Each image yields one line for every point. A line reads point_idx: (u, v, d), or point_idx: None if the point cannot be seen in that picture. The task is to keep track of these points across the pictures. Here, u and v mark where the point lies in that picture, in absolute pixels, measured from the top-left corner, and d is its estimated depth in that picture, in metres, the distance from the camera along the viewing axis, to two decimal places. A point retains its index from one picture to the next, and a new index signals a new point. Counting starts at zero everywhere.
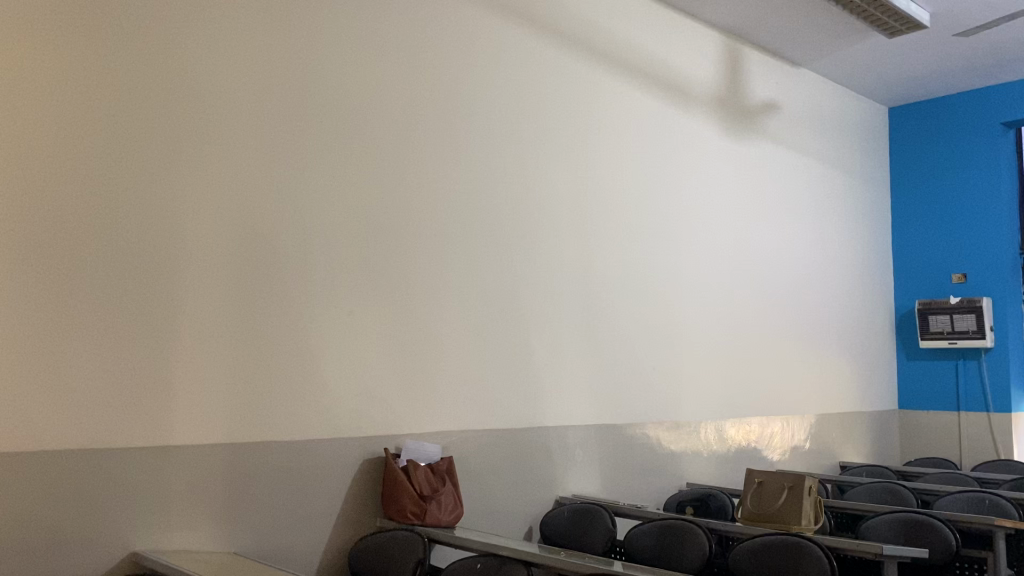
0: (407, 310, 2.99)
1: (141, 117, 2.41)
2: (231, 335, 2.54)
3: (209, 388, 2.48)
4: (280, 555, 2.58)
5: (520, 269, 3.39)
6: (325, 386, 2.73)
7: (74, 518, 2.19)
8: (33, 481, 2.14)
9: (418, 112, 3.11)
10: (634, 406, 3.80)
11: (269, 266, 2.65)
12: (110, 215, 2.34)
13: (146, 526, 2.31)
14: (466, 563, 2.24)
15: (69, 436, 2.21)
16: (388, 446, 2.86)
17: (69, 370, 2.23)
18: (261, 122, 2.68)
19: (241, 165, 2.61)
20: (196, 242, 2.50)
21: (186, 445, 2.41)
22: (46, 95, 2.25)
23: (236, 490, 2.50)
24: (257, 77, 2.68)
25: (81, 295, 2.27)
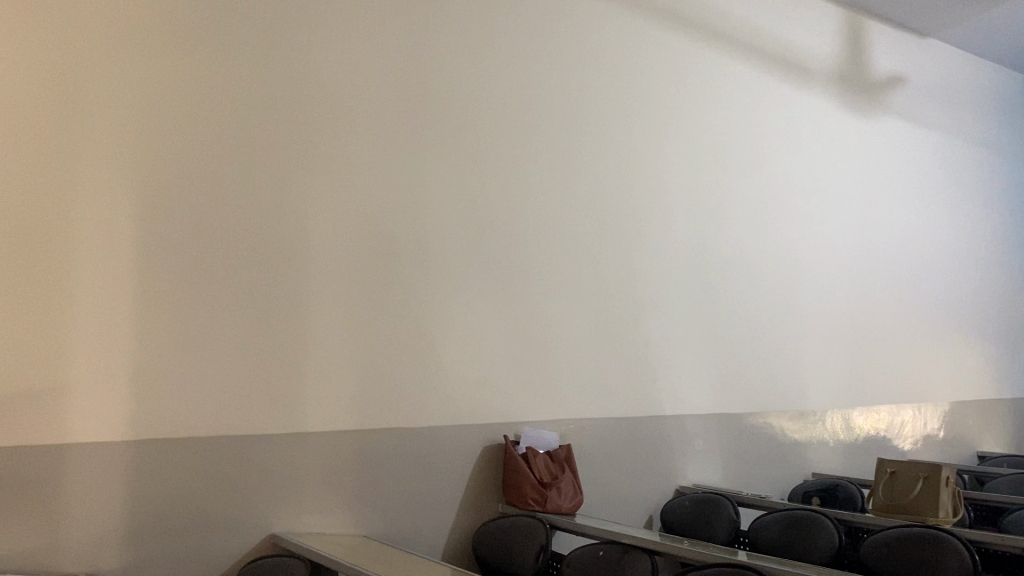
0: (524, 300, 3.01)
1: (267, 121, 2.53)
2: (355, 326, 2.63)
3: (337, 378, 2.57)
4: (408, 539, 2.65)
5: (634, 256, 3.36)
6: (447, 376, 2.80)
7: (216, 500, 2.32)
8: (179, 465, 2.28)
9: (530, 102, 3.13)
10: (755, 394, 3.72)
11: (390, 258, 2.72)
12: (243, 215, 2.46)
13: (282, 509, 2.43)
14: (587, 551, 2.24)
15: (210, 423, 2.34)
16: (508, 433, 2.90)
17: (209, 361, 2.36)
18: (379, 118, 2.75)
19: (362, 162, 2.70)
20: (321, 236, 2.59)
21: (316, 433, 2.51)
22: (181, 102, 2.39)
23: (364, 476, 2.58)
24: (375, 75, 2.76)
25: (218, 291, 2.40)
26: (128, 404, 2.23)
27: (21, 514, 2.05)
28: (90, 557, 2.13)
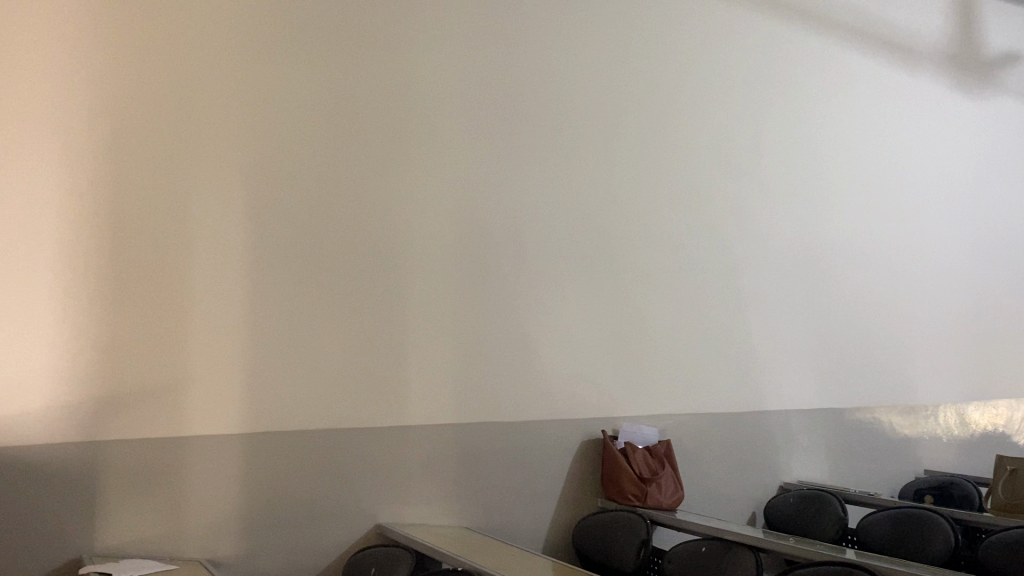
0: (621, 294, 3.00)
1: (366, 123, 2.60)
2: (454, 321, 2.67)
3: (437, 373, 2.62)
4: (509, 531, 2.68)
5: (733, 249, 3.30)
6: (545, 371, 2.81)
7: (325, 491, 2.41)
8: (290, 458, 2.37)
9: (625, 96, 3.11)
10: (862, 388, 3.60)
11: (487, 253, 2.75)
12: (345, 216, 2.53)
13: (387, 500, 2.49)
14: (689, 547, 2.22)
15: (318, 417, 2.42)
16: (606, 428, 2.90)
17: (316, 357, 2.44)
18: (474, 117, 2.79)
19: (459, 161, 2.74)
20: (421, 234, 2.65)
21: (419, 427, 2.57)
22: (285, 108, 2.48)
23: (466, 469, 2.63)
24: (471, 75, 2.79)
25: (323, 289, 2.48)
26: (242, 399, 2.33)
27: (145, 503, 2.18)
28: (210, 544, 2.24)
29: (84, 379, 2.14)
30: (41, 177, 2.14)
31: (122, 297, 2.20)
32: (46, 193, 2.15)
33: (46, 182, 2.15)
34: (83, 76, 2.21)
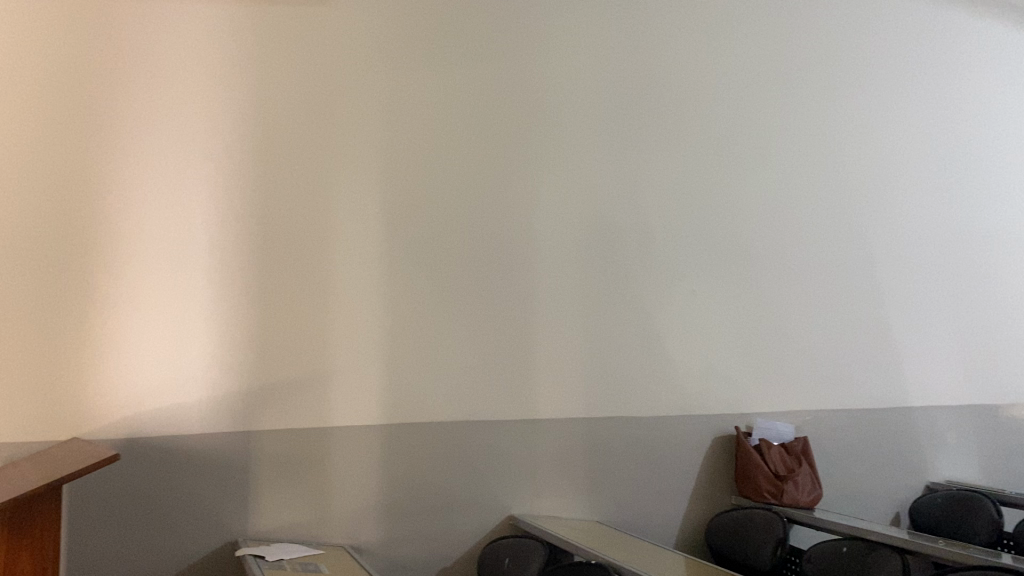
0: (750, 286, 2.93)
1: (494, 122, 2.64)
2: (582, 316, 2.68)
3: (566, 367, 2.64)
4: (641, 526, 2.67)
5: (871, 239, 3.16)
6: (674, 365, 2.79)
7: (459, 482, 2.46)
8: (425, 449, 2.44)
9: (754, 84, 3.03)
10: (1016, 384, 3.37)
11: (614, 248, 2.75)
12: (474, 214, 2.59)
13: (519, 493, 2.53)
14: (830, 546, 2.14)
15: (451, 410, 2.49)
16: (739, 425, 2.84)
17: (448, 351, 2.51)
18: (599, 113, 2.79)
19: (585, 157, 2.75)
20: (548, 230, 2.67)
21: (548, 420, 2.59)
22: (415, 110, 2.55)
23: (596, 463, 2.63)
24: (596, 71, 2.80)
25: (454, 285, 2.54)
26: (380, 392, 2.42)
27: (293, 490, 2.29)
28: (352, 530, 2.34)
29: (236, 373, 2.28)
30: (194, 185, 2.30)
31: (268, 296, 2.33)
32: (200, 200, 2.30)
33: (199, 190, 2.30)
34: (228, 89, 2.36)
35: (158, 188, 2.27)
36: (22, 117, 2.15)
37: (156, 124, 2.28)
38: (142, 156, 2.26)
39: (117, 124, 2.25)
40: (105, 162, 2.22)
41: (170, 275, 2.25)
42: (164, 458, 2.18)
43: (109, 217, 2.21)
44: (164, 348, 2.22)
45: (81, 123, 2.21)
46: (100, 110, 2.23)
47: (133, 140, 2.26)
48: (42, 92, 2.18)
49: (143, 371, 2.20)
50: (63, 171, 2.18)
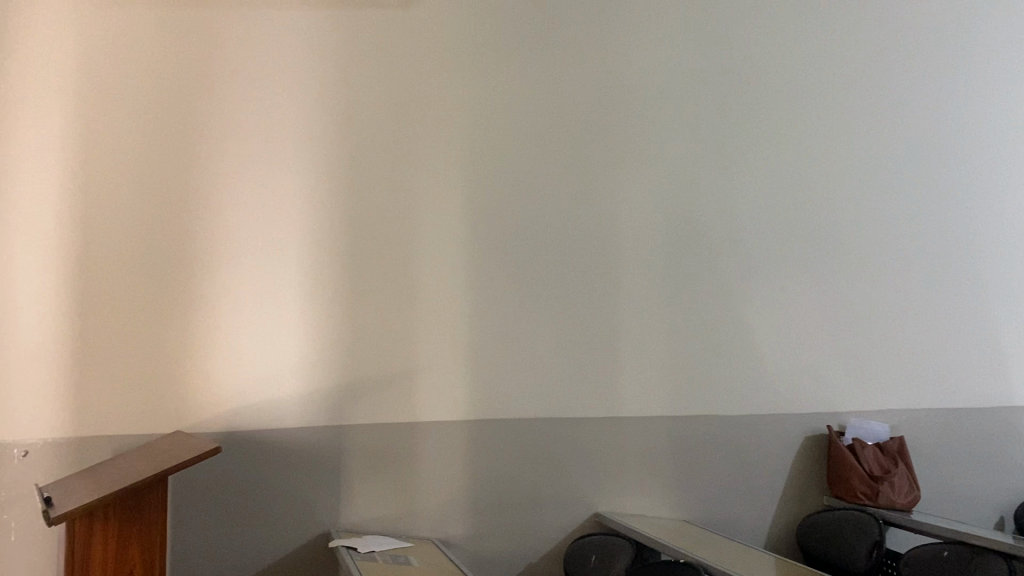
0: (842, 281, 2.85)
1: (577, 119, 2.64)
2: (667, 312, 2.65)
3: (651, 364, 2.62)
4: (730, 526, 2.63)
5: (972, 231, 3.03)
6: (763, 363, 2.73)
7: (545, 479, 2.47)
8: (511, 446, 2.46)
9: (845, 74, 2.94)
10: None
11: (699, 244, 2.71)
12: (559, 212, 2.59)
13: (605, 491, 2.52)
14: (931, 550, 2.06)
15: (535, 407, 2.50)
16: (831, 424, 2.77)
17: (532, 349, 2.52)
18: (683, 107, 2.75)
19: (669, 152, 2.72)
20: (632, 226, 2.65)
21: (634, 418, 2.57)
22: (498, 109, 2.57)
23: (682, 462, 2.60)
24: (680, 65, 2.76)
25: (538, 283, 2.54)
26: (465, 389, 2.45)
27: (382, 484, 2.34)
28: (440, 524, 2.37)
29: (327, 369, 2.34)
30: (285, 186, 2.37)
31: (357, 294, 2.38)
32: (292, 201, 2.37)
33: (290, 191, 2.37)
34: (317, 93, 2.42)
35: (251, 190, 2.34)
36: (125, 125, 2.27)
37: (250, 128, 2.36)
38: (237, 159, 2.34)
39: (213, 130, 2.33)
40: (202, 166, 2.31)
41: (264, 274, 2.32)
42: (260, 452, 2.26)
43: (207, 219, 2.30)
44: (258, 345, 2.30)
45: (179, 129, 2.31)
46: (196, 115, 2.32)
47: (228, 144, 2.34)
48: (142, 101, 2.29)
49: (239, 367, 2.28)
50: (163, 176, 2.28)
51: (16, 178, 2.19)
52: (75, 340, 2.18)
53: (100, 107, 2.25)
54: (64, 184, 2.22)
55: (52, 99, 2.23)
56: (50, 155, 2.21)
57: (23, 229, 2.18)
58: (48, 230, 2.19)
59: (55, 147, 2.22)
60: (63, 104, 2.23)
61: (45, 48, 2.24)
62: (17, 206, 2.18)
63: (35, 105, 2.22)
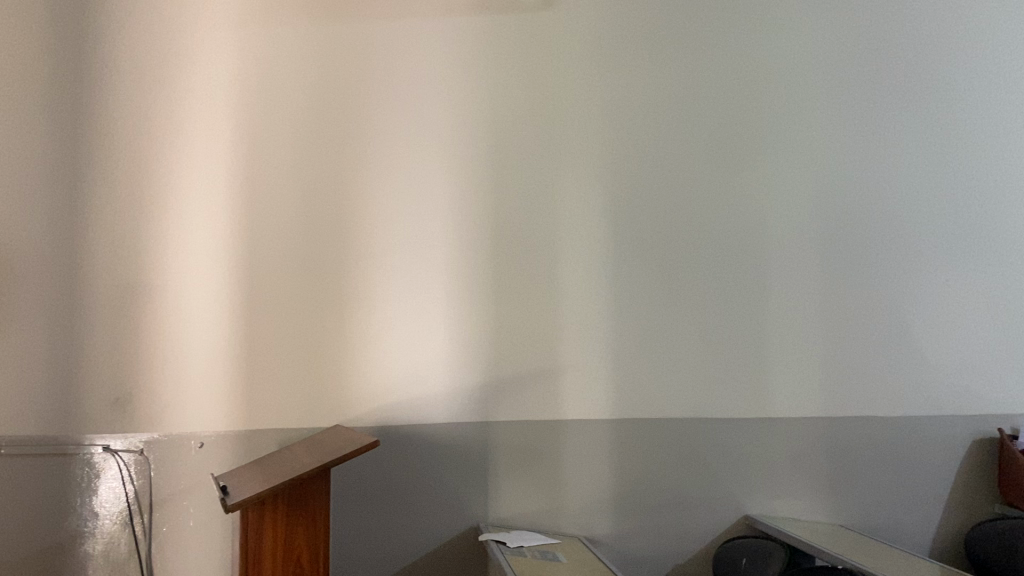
0: (1012, 274, 2.66)
1: (721, 112, 2.58)
2: (819, 309, 2.56)
3: (803, 364, 2.53)
4: (891, 532, 2.50)
5: None
6: (924, 362, 2.59)
7: (692, 479, 2.43)
8: (657, 445, 2.43)
9: (1015, 52, 2.74)
10: None
11: (852, 237, 2.60)
12: (704, 206, 2.54)
13: (756, 493, 2.46)
14: None
15: (682, 407, 2.46)
16: (1003, 427, 2.59)
17: (677, 347, 2.48)
18: (834, 95, 2.64)
19: (819, 142, 2.62)
20: (780, 220, 2.57)
21: (784, 419, 2.50)
22: (640, 106, 2.55)
23: (837, 465, 2.50)
24: (830, 52, 2.65)
25: (682, 281, 2.51)
26: (610, 387, 2.44)
27: (529, 481, 2.37)
28: (586, 522, 2.38)
29: (473, 367, 2.39)
30: (431, 189, 2.44)
31: (501, 293, 2.42)
32: (438, 204, 2.43)
33: (435, 193, 2.44)
34: (461, 98, 2.47)
35: (399, 193, 2.42)
36: (284, 136, 2.40)
37: (398, 135, 2.44)
38: (387, 165, 2.43)
39: (364, 137, 2.43)
40: (354, 172, 2.41)
41: (412, 275, 2.40)
42: (411, 446, 2.33)
43: (360, 223, 2.40)
44: (409, 344, 2.38)
45: (333, 138, 2.42)
46: (346, 123, 2.43)
47: (379, 150, 2.43)
48: (298, 111, 2.41)
49: (391, 364, 2.36)
50: (318, 183, 2.40)
51: (189, 188, 2.36)
52: (241, 339, 2.32)
53: (262, 119, 2.40)
54: (231, 192, 2.37)
55: (218, 114, 2.39)
56: (218, 165, 2.37)
57: (196, 236, 2.34)
58: (217, 235, 2.35)
59: (221, 158, 2.38)
60: (230, 119, 2.39)
61: (212, 66, 2.40)
62: (189, 215, 2.35)
63: (204, 119, 2.38)
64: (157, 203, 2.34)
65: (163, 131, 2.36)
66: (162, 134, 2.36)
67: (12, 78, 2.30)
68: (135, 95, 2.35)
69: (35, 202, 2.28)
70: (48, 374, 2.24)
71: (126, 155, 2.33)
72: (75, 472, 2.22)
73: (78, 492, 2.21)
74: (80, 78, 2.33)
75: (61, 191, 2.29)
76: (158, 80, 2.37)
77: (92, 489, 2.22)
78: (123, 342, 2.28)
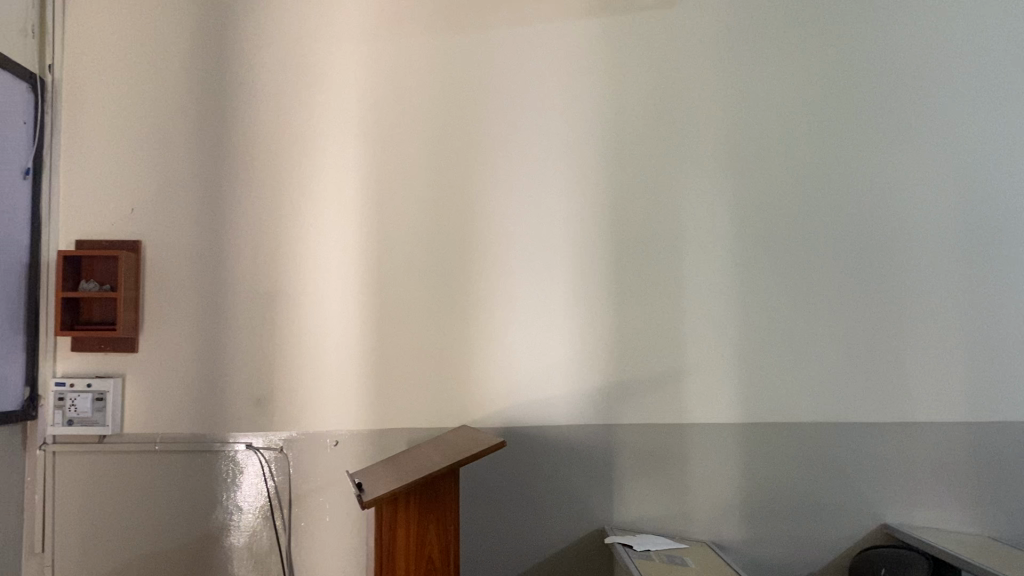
0: None
1: (851, 104, 2.49)
2: (962, 307, 2.42)
3: (944, 365, 2.40)
4: None
5: None
6: None
7: (826, 485, 2.35)
8: (788, 449, 2.37)
9: None
10: None
11: (997, 230, 2.45)
12: (834, 203, 2.46)
13: (895, 500, 2.35)
14: None
15: (813, 410, 2.38)
16: None
17: (807, 348, 2.41)
18: (977, 80, 2.49)
19: (959, 131, 2.48)
20: (917, 214, 2.46)
21: (925, 423, 2.38)
22: (764, 101, 2.48)
23: (985, 472, 2.36)
24: (971, 34, 2.50)
25: (811, 279, 2.43)
26: (738, 390, 2.39)
27: (655, 484, 2.34)
28: (714, 526, 2.34)
29: (597, 368, 2.39)
30: (552, 192, 2.45)
31: (624, 295, 2.41)
32: (559, 207, 2.45)
33: (557, 196, 2.45)
34: (581, 100, 2.48)
35: (520, 197, 2.45)
36: (409, 144, 2.47)
37: (519, 139, 2.47)
38: (508, 169, 2.46)
39: (485, 143, 2.47)
40: (477, 177, 2.46)
41: (535, 277, 2.42)
42: (536, 448, 2.35)
43: (483, 227, 2.44)
44: (533, 346, 2.40)
45: (455, 145, 2.47)
46: (468, 130, 2.47)
47: (500, 155, 2.46)
48: (422, 120, 2.47)
49: (516, 366, 2.39)
50: (442, 189, 2.45)
51: (321, 197, 2.45)
52: (370, 342, 2.40)
53: (388, 129, 2.47)
54: (361, 200, 2.45)
55: (346, 126, 2.48)
56: (347, 175, 2.46)
57: (328, 242, 2.44)
58: (347, 242, 2.44)
59: (351, 167, 2.46)
60: (358, 130, 2.47)
61: (340, 78, 2.49)
62: (321, 223, 2.44)
63: (335, 130, 2.47)
64: (291, 212, 2.44)
65: (296, 143, 2.47)
66: (294, 146, 2.46)
67: (162, 99, 2.46)
68: (269, 110, 2.47)
69: (183, 214, 2.43)
70: (196, 375, 2.38)
71: (263, 168, 2.45)
72: (221, 467, 2.35)
73: (224, 487, 2.34)
74: (221, 97, 2.47)
75: (206, 204, 2.44)
76: (292, 95, 2.47)
77: (236, 484, 2.34)
78: (263, 345, 2.39)
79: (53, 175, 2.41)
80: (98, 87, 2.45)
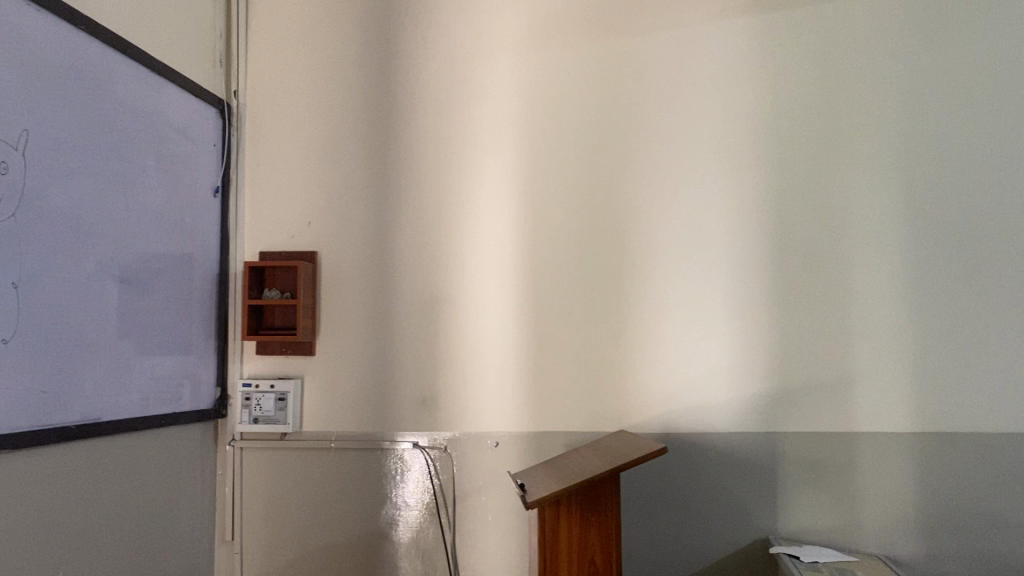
0: None
1: None
2: None
3: None
4: None
5: None
6: None
7: (1013, 500, 2.19)
8: (969, 460, 2.23)
9: None
10: None
11: None
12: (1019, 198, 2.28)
13: None
14: None
15: (997, 420, 2.23)
16: None
17: (989, 353, 2.25)
18: None
19: None
20: None
21: None
22: (938, 93, 2.35)
23: None
24: None
25: (993, 280, 2.27)
26: (911, 398, 2.27)
27: (822, 494, 2.27)
28: (887, 540, 2.23)
29: (758, 374, 2.34)
30: (709, 195, 2.42)
31: (786, 299, 2.35)
32: (717, 210, 2.41)
33: (714, 199, 2.42)
34: (737, 101, 2.43)
35: (677, 201, 2.43)
36: (564, 152, 2.50)
37: (674, 143, 2.45)
38: (663, 173, 2.45)
39: (640, 147, 2.47)
40: (633, 182, 2.46)
41: (693, 282, 2.40)
42: (695, 454, 2.33)
43: (639, 231, 2.44)
44: (692, 350, 2.37)
45: (611, 151, 2.48)
46: (622, 136, 2.48)
47: (655, 159, 2.46)
48: (577, 127, 2.50)
49: (674, 371, 2.38)
50: (597, 195, 2.47)
51: (480, 206, 2.53)
52: (528, 346, 2.45)
53: (543, 137, 2.52)
54: (518, 208, 2.51)
55: (503, 136, 2.54)
56: (504, 183, 2.53)
57: (486, 249, 2.51)
58: (505, 249, 2.50)
59: (507, 176, 2.53)
60: (514, 140, 2.53)
61: (497, 90, 2.55)
62: (480, 231, 2.52)
63: (492, 141, 2.54)
64: (452, 221, 2.54)
65: (455, 155, 2.55)
66: (453, 157, 2.55)
67: (333, 118, 2.62)
68: (430, 124, 2.57)
69: (353, 226, 2.57)
70: (365, 378, 2.51)
71: (425, 179, 2.56)
72: (389, 465, 2.46)
73: (392, 484, 2.46)
74: (386, 113, 2.59)
75: (373, 215, 2.57)
76: (451, 108, 2.57)
77: (403, 481, 2.45)
78: (426, 349, 2.50)
79: (238, 193, 2.61)
80: (276, 111, 2.64)
